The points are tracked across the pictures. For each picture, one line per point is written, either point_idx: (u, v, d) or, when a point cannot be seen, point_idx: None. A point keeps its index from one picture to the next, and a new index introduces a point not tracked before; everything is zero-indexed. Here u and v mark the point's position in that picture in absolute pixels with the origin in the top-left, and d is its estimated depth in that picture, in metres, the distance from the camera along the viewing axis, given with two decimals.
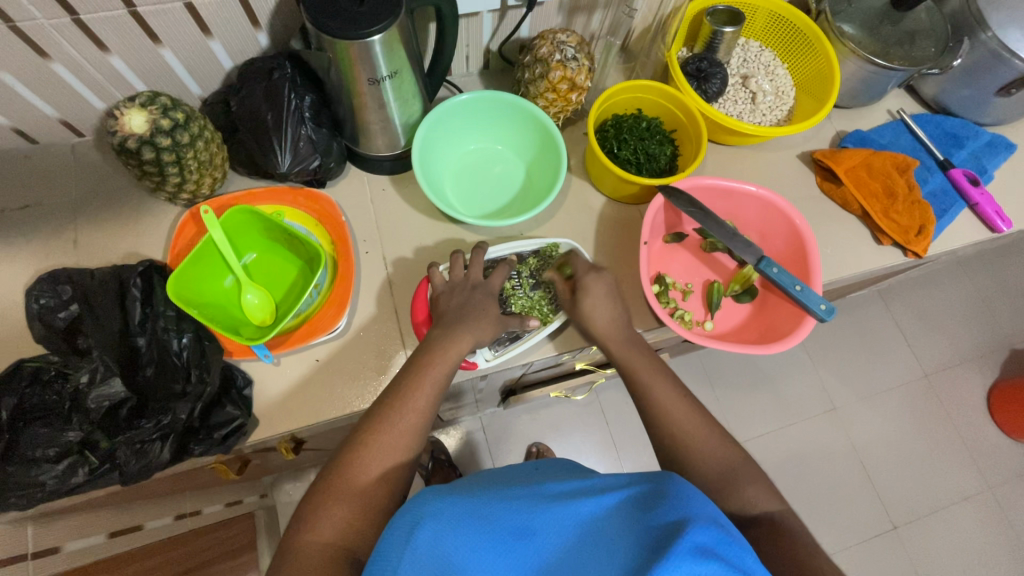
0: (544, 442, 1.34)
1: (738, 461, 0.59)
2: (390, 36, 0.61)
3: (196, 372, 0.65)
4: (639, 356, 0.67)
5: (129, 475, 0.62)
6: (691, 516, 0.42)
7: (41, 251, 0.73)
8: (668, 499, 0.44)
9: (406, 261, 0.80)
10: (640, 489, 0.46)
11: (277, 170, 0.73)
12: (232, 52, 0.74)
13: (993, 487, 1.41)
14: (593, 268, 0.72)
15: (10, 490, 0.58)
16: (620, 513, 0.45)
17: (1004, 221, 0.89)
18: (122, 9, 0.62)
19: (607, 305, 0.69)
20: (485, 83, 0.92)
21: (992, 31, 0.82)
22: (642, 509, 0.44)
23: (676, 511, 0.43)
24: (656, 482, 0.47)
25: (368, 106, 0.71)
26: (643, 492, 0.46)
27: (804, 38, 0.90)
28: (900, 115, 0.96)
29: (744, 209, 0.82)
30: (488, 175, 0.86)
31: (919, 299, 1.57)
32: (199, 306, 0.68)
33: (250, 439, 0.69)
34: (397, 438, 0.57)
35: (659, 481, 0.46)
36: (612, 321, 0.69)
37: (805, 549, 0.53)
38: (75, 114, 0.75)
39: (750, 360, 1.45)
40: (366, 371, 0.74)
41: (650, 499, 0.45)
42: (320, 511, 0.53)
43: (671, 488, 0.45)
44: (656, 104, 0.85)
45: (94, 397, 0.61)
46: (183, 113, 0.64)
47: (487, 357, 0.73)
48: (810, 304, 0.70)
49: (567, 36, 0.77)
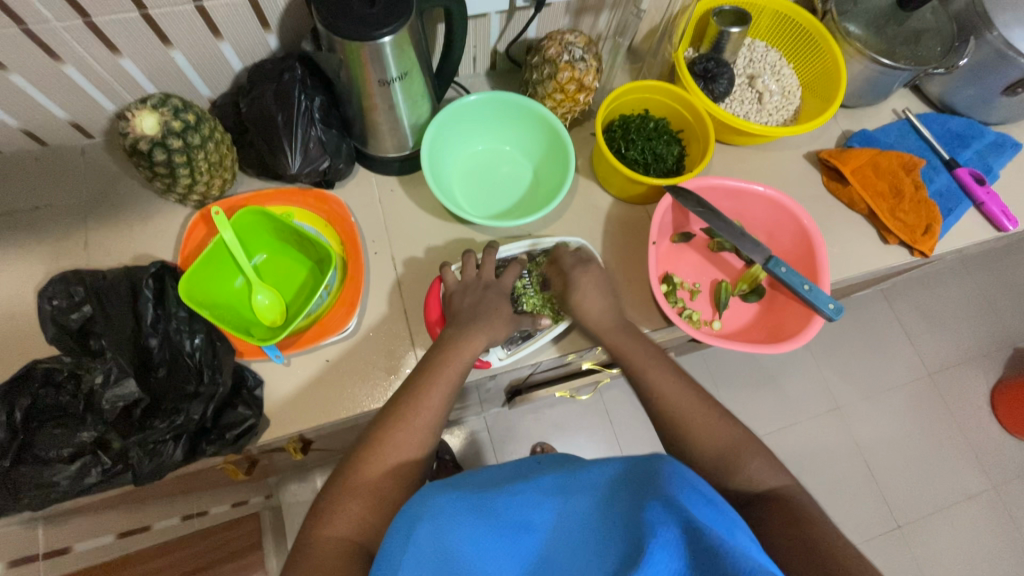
0: (548, 442, 1.34)
1: (753, 456, 0.58)
2: (401, 38, 0.62)
3: (208, 372, 0.65)
4: (646, 346, 0.67)
5: (141, 476, 0.62)
6: (678, 491, 0.41)
7: (53, 252, 0.74)
8: (656, 476, 0.43)
9: (416, 261, 0.80)
10: (630, 473, 0.46)
11: (287, 171, 0.73)
12: (241, 54, 0.74)
13: (996, 485, 1.41)
14: (581, 261, 0.72)
15: (23, 491, 0.59)
16: (612, 497, 0.45)
17: (1009, 220, 0.90)
18: (134, 11, 0.63)
19: (597, 304, 0.69)
20: (492, 84, 0.93)
21: (998, 31, 0.82)
22: (631, 490, 0.44)
23: (660, 485, 0.42)
24: (646, 463, 0.46)
25: (378, 107, 0.71)
26: (633, 476, 0.45)
27: (810, 38, 0.90)
28: (905, 115, 0.96)
29: (751, 207, 0.83)
30: (496, 176, 0.87)
31: (923, 298, 1.57)
32: (210, 307, 0.68)
33: (261, 440, 0.70)
34: (410, 435, 0.57)
35: (649, 461, 0.46)
36: (611, 321, 0.69)
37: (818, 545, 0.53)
38: (85, 115, 0.75)
39: (755, 360, 1.45)
40: (376, 370, 0.74)
41: (643, 479, 0.44)
42: (335, 506, 0.53)
43: (660, 466, 0.45)
44: (664, 104, 0.85)
45: (109, 398, 0.61)
46: (194, 114, 0.65)
47: (501, 355, 0.73)
48: (818, 303, 0.70)
49: (574, 36, 0.78)
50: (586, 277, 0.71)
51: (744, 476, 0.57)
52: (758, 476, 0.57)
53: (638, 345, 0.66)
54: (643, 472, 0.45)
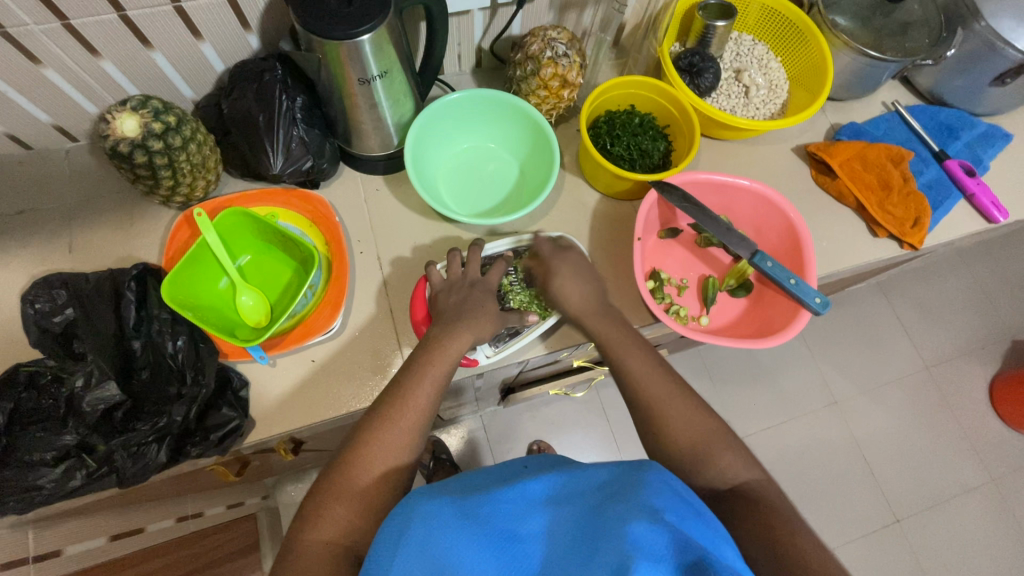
0: (545, 440, 1.34)
1: (735, 452, 0.58)
2: (379, 35, 0.61)
3: (191, 373, 0.66)
4: (633, 327, 0.67)
5: (126, 477, 0.62)
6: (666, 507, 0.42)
7: (39, 256, 0.74)
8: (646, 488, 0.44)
9: (403, 260, 0.80)
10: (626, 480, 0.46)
11: (269, 172, 0.73)
12: (223, 55, 0.74)
13: (996, 478, 1.40)
14: (556, 249, 0.72)
15: (9, 494, 0.59)
16: (605, 504, 0.44)
17: (999, 212, 0.89)
18: (112, 13, 0.62)
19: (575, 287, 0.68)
20: (478, 82, 0.92)
21: (985, 21, 0.81)
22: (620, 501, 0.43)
23: (646, 498, 0.43)
24: (638, 474, 0.46)
25: (360, 106, 0.71)
26: (629, 484, 0.45)
27: (797, 31, 0.90)
28: (894, 107, 0.96)
29: (737, 203, 0.82)
30: (482, 174, 0.86)
31: (920, 291, 1.57)
32: (195, 308, 0.67)
33: (247, 440, 0.69)
34: (395, 436, 0.57)
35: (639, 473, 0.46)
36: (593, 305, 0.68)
37: (819, 547, 0.51)
38: (68, 118, 0.75)
39: (751, 356, 1.45)
40: (363, 371, 0.74)
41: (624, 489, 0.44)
42: (323, 511, 0.53)
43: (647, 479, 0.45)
44: (649, 100, 0.85)
45: (91, 400, 0.62)
46: (174, 116, 0.65)
47: (488, 353, 0.73)
48: (805, 297, 0.70)
49: (557, 33, 0.78)
50: (563, 263, 0.70)
51: (726, 471, 0.57)
52: (738, 471, 0.57)
53: (613, 335, 0.66)
54: (627, 480, 0.46)
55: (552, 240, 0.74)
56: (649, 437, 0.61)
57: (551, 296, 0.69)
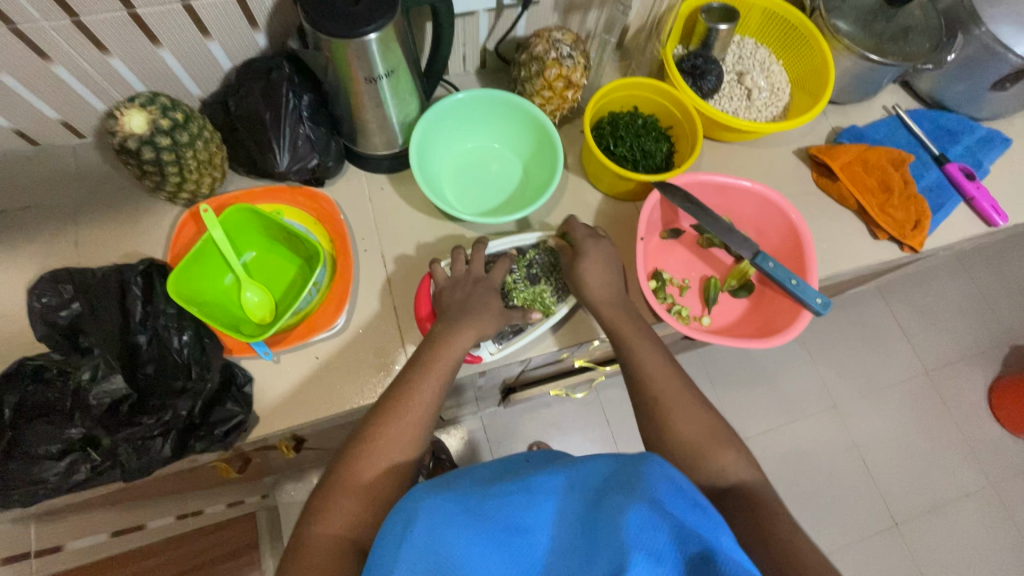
0: (545, 441, 1.34)
1: (737, 449, 0.59)
2: (387, 34, 0.62)
3: (196, 368, 0.67)
4: (635, 326, 0.67)
5: (131, 471, 0.62)
6: (668, 497, 0.43)
7: (44, 251, 0.74)
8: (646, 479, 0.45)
9: (407, 259, 0.80)
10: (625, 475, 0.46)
11: (276, 169, 0.74)
12: (231, 54, 0.75)
13: (995, 483, 1.41)
14: (592, 234, 0.74)
15: (13, 487, 0.58)
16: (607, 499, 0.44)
17: (999, 215, 0.90)
18: (122, 10, 0.63)
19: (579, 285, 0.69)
20: (482, 82, 0.93)
21: (985, 26, 0.82)
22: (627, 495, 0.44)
23: (652, 490, 0.43)
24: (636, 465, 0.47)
25: (366, 104, 0.71)
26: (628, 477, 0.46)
27: (799, 35, 0.90)
28: (895, 111, 0.97)
29: (740, 204, 0.83)
30: (486, 173, 0.87)
31: (920, 296, 1.57)
32: (200, 304, 0.68)
33: (250, 437, 0.70)
34: (400, 431, 0.57)
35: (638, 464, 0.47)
36: (594, 303, 0.69)
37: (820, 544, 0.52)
38: (75, 115, 0.75)
39: (751, 358, 1.45)
40: (366, 368, 0.74)
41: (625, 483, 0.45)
42: (329, 505, 0.54)
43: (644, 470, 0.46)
44: (652, 102, 0.86)
45: (96, 394, 0.62)
46: (182, 113, 0.65)
47: (491, 350, 0.73)
48: (806, 298, 0.71)
49: (562, 34, 0.78)
50: (597, 247, 0.72)
51: (728, 469, 0.58)
52: (739, 468, 0.58)
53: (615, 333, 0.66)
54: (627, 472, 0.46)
55: (572, 232, 0.75)
56: (652, 435, 0.61)
57: (577, 278, 0.70)
